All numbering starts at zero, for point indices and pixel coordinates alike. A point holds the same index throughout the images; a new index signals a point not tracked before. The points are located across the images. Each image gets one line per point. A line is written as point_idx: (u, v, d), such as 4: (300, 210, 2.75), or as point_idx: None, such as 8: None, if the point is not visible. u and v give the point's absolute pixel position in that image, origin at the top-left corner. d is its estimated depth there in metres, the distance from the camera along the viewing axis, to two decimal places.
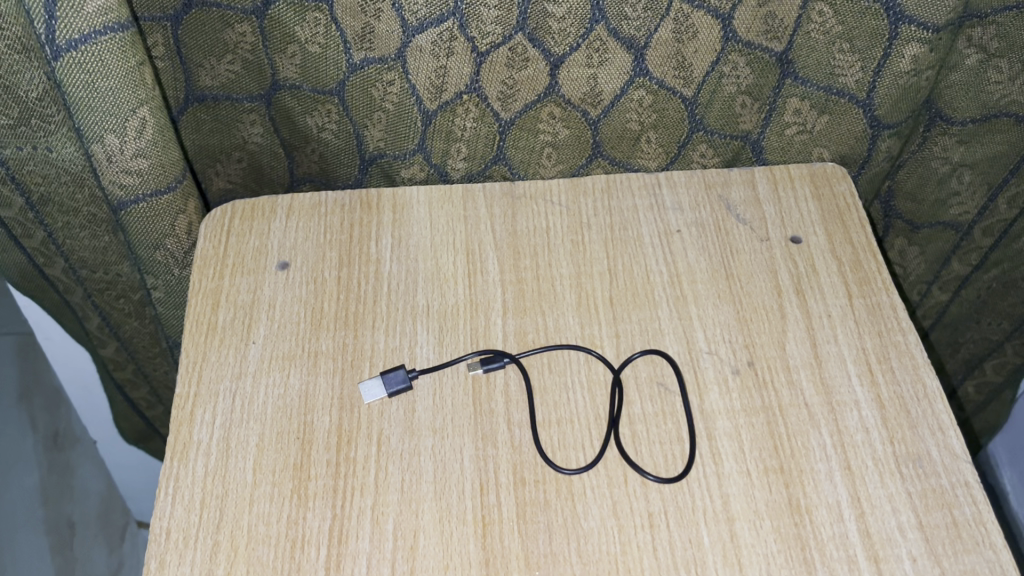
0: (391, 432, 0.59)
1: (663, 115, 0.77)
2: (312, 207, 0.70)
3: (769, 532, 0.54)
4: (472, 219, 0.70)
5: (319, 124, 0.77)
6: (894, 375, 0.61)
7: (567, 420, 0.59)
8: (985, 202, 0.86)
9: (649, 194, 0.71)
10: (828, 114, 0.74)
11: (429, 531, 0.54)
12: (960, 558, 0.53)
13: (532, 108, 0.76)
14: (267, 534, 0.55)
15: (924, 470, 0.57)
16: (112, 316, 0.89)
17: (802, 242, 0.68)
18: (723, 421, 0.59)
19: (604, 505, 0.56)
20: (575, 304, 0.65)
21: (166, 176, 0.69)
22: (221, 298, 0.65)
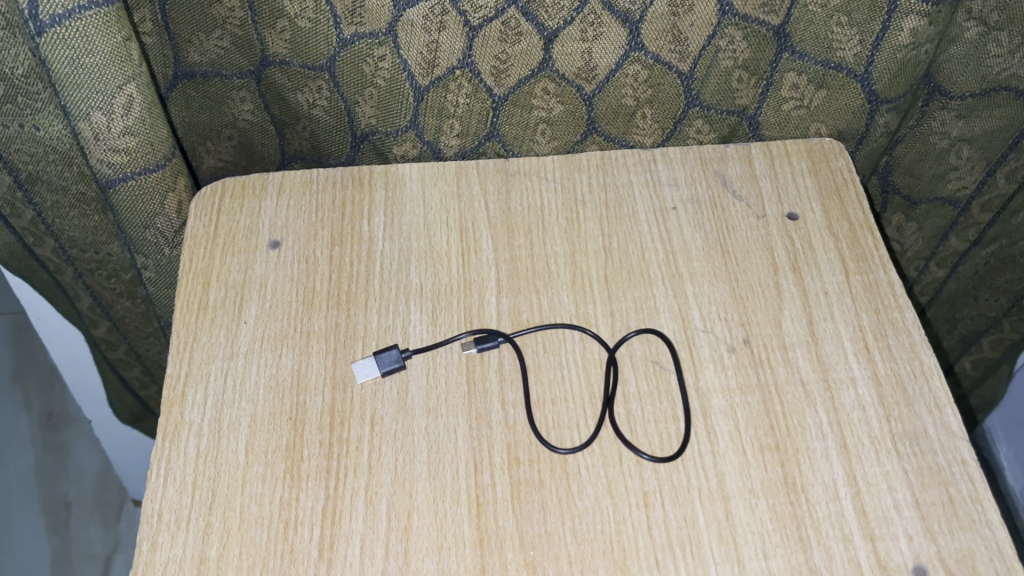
0: (384, 412, 0.58)
1: (659, 90, 0.75)
2: (303, 184, 0.69)
3: (764, 511, 0.54)
4: (466, 196, 0.69)
5: (309, 100, 0.76)
6: (891, 353, 0.61)
7: (561, 399, 0.59)
8: (984, 177, 0.85)
9: (645, 171, 0.70)
10: (826, 88, 0.73)
11: (423, 511, 0.54)
12: (956, 536, 0.53)
13: (526, 84, 0.74)
14: (260, 515, 0.54)
15: (921, 448, 0.56)
16: (103, 296, 0.89)
17: (798, 219, 0.68)
18: (718, 400, 0.59)
19: (598, 484, 0.55)
20: (569, 284, 0.65)
21: (155, 154, 0.67)
22: (211, 277, 0.64)
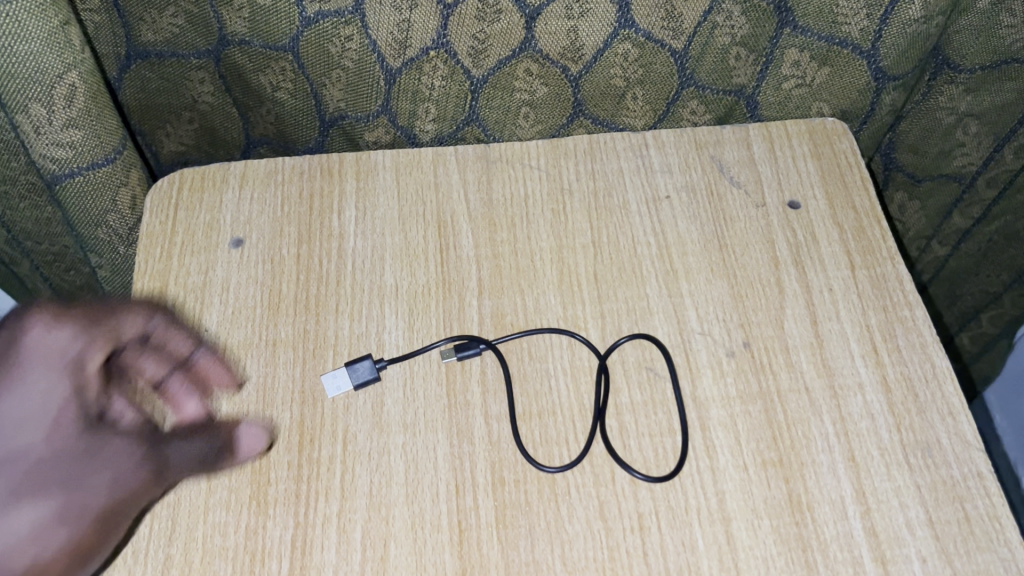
0: (358, 429, 0.54)
1: (650, 69, 0.70)
2: (267, 175, 0.64)
3: (768, 533, 0.50)
4: (443, 186, 0.64)
5: (273, 82, 0.71)
6: (900, 355, 0.57)
7: (549, 412, 0.55)
8: (991, 153, 0.80)
9: (635, 156, 0.66)
10: (829, 66, 0.68)
11: (401, 539, 0.50)
12: (973, 557, 0.50)
13: (506, 65, 0.69)
14: (224, 546, 0.50)
15: (934, 460, 0.53)
16: (63, 288, 0.84)
17: (800, 208, 0.63)
18: (716, 410, 0.55)
19: (590, 506, 0.51)
20: (556, 282, 0.60)
21: (103, 146, 0.61)
22: (169, 280, 0.60)
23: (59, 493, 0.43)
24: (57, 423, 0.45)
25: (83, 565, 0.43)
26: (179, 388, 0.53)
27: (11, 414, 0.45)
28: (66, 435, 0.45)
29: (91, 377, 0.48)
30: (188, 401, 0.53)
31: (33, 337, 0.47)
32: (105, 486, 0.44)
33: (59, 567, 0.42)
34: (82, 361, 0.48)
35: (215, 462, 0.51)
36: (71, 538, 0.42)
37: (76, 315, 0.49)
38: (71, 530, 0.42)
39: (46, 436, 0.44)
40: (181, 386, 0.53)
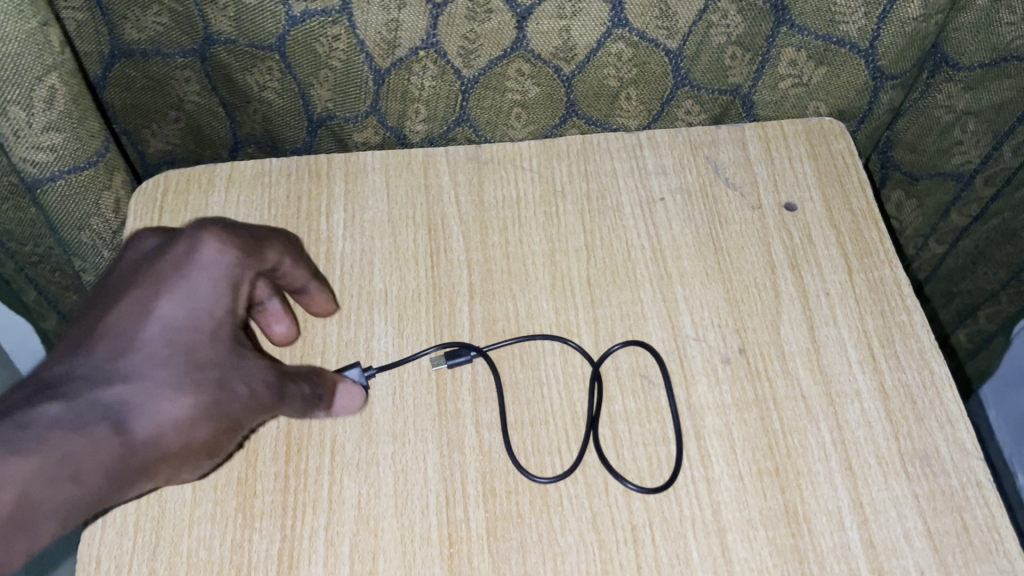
0: (346, 439, 0.53)
1: (644, 69, 0.69)
2: (253, 177, 0.63)
3: (763, 544, 0.50)
4: (434, 188, 0.63)
5: (260, 82, 0.69)
6: (898, 361, 0.56)
7: (542, 421, 0.54)
8: (989, 151, 0.79)
9: (629, 157, 0.64)
10: (826, 65, 0.67)
11: (390, 553, 0.49)
12: (971, 569, 0.49)
13: (497, 65, 0.68)
14: (209, 561, 0.49)
15: (933, 469, 0.52)
16: (49, 291, 0.82)
17: (796, 210, 0.62)
18: (711, 418, 0.54)
19: (582, 518, 0.50)
20: (549, 286, 0.59)
21: (85, 149, 0.60)
22: None
23: (205, 396, 0.45)
24: (214, 335, 0.47)
25: (213, 455, 0.47)
26: (276, 309, 0.55)
27: (181, 313, 0.46)
28: (217, 346, 0.47)
29: (237, 302, 0.49)
30: (279, 321, 0.55)
31: (204, 251, 0.48)
32: (242, 398, 0.47)
33: (195, 455, 0.46)
34: (236, 283, 0.49)
35: (314, 410, 0.51)
36: (209, 436, 0.46)
37: (237, 236, 0.50)
38: (210, 429, 0.46)
39: (206, 343, 0.46)
40: (280, 307, 0.55)
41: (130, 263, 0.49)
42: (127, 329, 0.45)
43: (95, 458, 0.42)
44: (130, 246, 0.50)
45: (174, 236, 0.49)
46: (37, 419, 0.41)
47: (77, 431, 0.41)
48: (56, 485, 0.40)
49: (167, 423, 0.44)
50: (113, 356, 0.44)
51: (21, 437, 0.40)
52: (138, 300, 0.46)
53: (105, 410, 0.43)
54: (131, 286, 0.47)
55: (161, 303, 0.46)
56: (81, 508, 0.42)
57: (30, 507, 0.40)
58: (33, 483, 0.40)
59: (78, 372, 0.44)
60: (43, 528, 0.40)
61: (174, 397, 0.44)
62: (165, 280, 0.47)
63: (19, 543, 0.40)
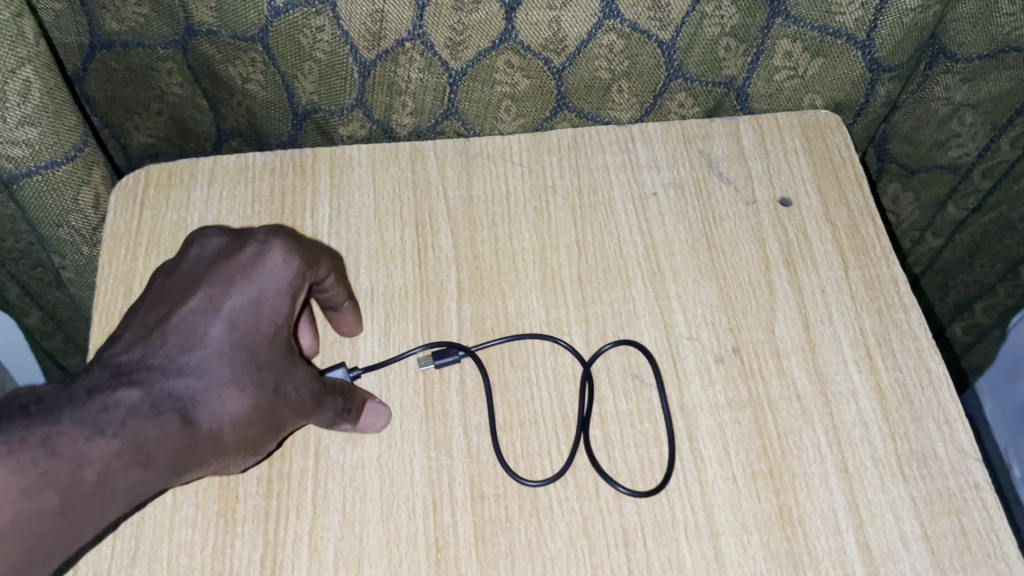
0: (330, 442, 0.52)
1: (637, 61, 0.67)
2: (236, 172, 0.61)
3: (757, 549, 0.49)
4: (422, 183, 0.61)
5: (243, 74, 0.68)
6: (895, 360, 0.55)
7: (531, 422, 0.53)
8: (987, 143, 0.78)
9: (621, 150, 0.63)
10: (822, 56, 0.65)
11: (375, 559, 0.48)
12: (969, 573, 0.48)
13: (486, 56, 0.66)
14: (190, 567, 0.48)
15: (930, 471, 0.51)
16: (31, 286, 0.79)
17: (792, 205, 0.61)
18: (705, 419, 0.53)
19: (572, 522, 0.49)
20: (539, 284, 0.58)
21: (62, 145, 0.58)
22: (134, 283, 0.57)
23: (262, 397, 0.46)
24: (273, 339, 0.47)
25: (260, 452, 0.48)
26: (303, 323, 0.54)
27: (247, 314, 0.47)
28: (276, 350, 0.47)
29: (295, 309, 0.49)
30: (304, 333, 0.54)
31: (270, 259, 0.48)
32: (292, 402, 0.47)
33: (242, 449, 0.46)
34: (296, 291, 0.49)
35: (339, 423, 0.50)
36: (262, 434, 0.47)
37: (303, 244, 0.50)
38: (263, 428, 0.46)
39: (266, 347, 0.47)
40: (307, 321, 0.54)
41: (195, 258, 0.49)
42: (194, 325, 0.46)
43: (166, 445, 0.43)
44: (194, 240, 0.50)
45: (243, 237, 0.49)
46: (116, 405, 0.42)
47: (152, 419, 0.42)
48: (129, 469, 0.41)
49: (227, 421, 0.45)
50: (184, 348, 0.45)
51: (103, 420, 0.41)
52: (208, 298, 0.47)
53: (176, 401, 0.44)
54: (200, 283, 0.47)
55: (229, 302, 0.47)
56: (144, 492, 0.42)
57: (108, 486, 0.41)
58: (111, 465, 0.41)
59: (151, 360, 0.44)
60: (112, 508, 0.41)
61: (237, 396, 0.45)
62: (233, 281, 0.47)
63: (91, 522, 0.41)
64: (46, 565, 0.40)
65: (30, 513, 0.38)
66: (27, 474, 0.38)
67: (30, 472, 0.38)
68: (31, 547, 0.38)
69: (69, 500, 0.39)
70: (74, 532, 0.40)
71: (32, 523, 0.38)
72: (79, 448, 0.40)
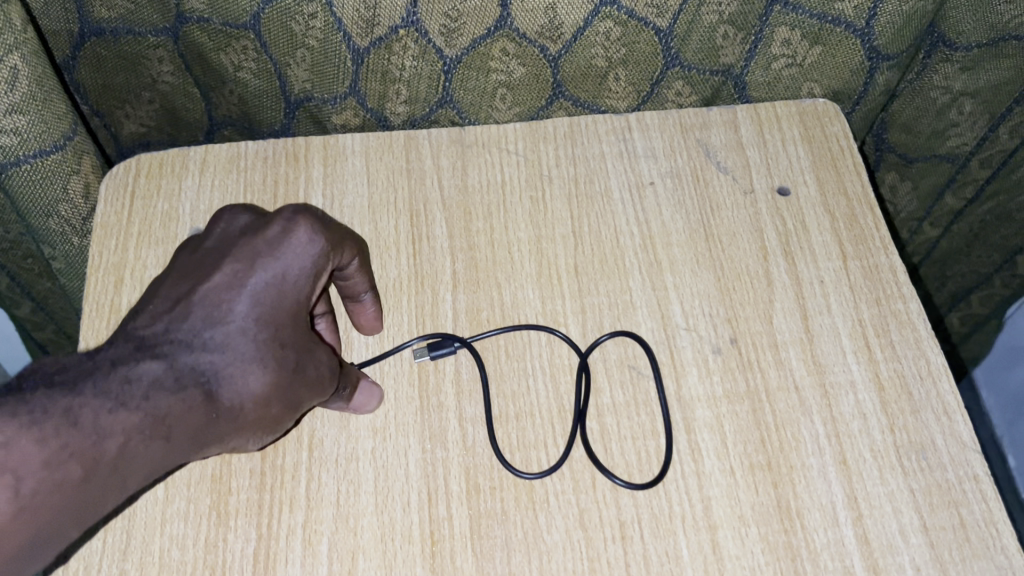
0: (324, 434, 0.51)
1: (634, 49, 0.66)
2: (228, 161, 0.60)
3: (755, 542, 0.48)
4: (416, 172, 0.61)
5: (234, 62, 0.67)
6: (894, 351, 0.54)
7: (527, 414, 0.52)
8: (985, 132, 0.78)
9: (618, 140, 0.62)
10: (820, 45, 0.65)
11: (370, 552, 0.48)
12: (969, 565, 0.47)
13: (481, 44, 0.65)
14: (182, 561, 0.47)
15: (929, 463, 0.50)
16: (21, 277, 0.77)
17: (790, 194, 0.60)
18: (702, 411, 0.52)
19: (569, 515, 0.49)
20: (535, 275, 0.57)
21: (51, 133, 0.58)
22: (125, 273, 0.56)
23: (283, 375, 0.46)
24: (295, 318, 0.47)
25: (277, 431, 0.48)
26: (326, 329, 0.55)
27: (270, 291, 0.46)
28: (297, 328, 0.47)
29: (316, 289, 0.48)
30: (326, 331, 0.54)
31: (295, 238, 0.48)
32: (309, 381, 0.47)
33: (262, 426, 0.46)
34: (319, 271, 0.48)
35: (332, 401, 0.50)
36: (281, 413, 0.46)
37: (327, 225, 0.49)
38: (283, 406, 0.46)
39: (288, 323, 0.47)
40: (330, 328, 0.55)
41: (221, 235, 0.49)
42: (218, 298, 0.46)
43: (185, 419, 0.42)
44: (222, 216, 0.50)
45: (270, 215, 0.49)
46: (138, 377, 0.42)
47: (175, 393, 0.43)
48: (152, 443, 0.41)
49: (249, 398, 0.45)
50: (207, 324, 0.45)
51: (124, 392, 0.41)
52: (232, 273, 0.46)
53: (198, 376, 0.44)
54: (226, 258, 0.47)
55: (252, 279, 0.46)
56: (162, 466, 0.42)
57: (128, 458, 0.40)
58: (132, 437, 0.40)
59: (174, 335, 0.45)
60: (129, 482, 0.41)
61: (259, 372, 0.45)
62: (257, 258, 0.47)
63: (110, 496, 0.40)
64: (65, 540, 0.39)
65: (54, 483, 0.37)
66: (50, 445, 0.37)
67: (52, 443, 0.37)
68: (54, 519, 0.37)
69: (90, 471, 0.39)
70: (94, 505, 0.39)
71: (56, 493, 0.37)
72: (100, 421, 0.39)
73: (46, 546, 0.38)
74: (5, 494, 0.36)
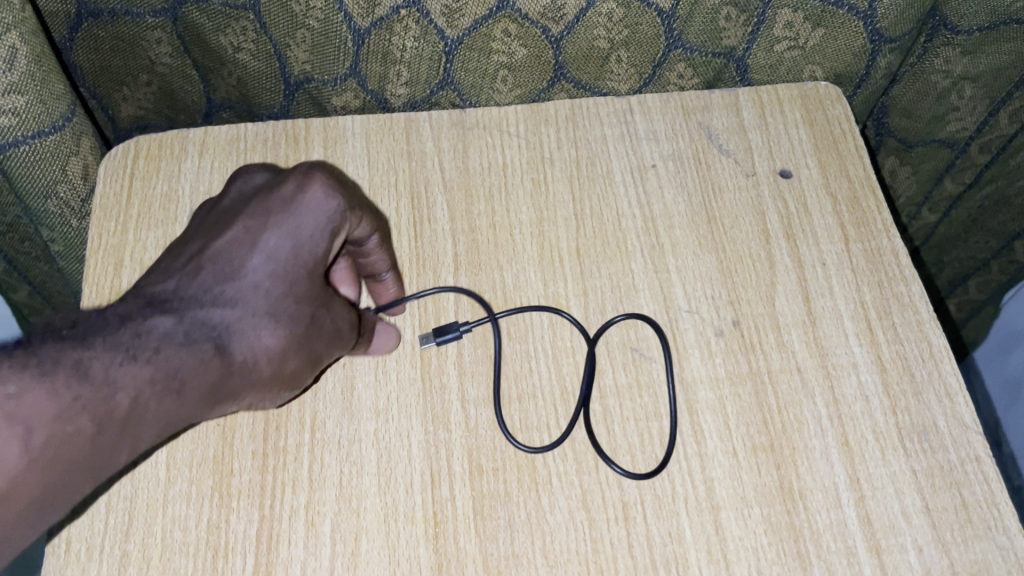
0: (327, 416, 0.51)
1: (636, 30, 0.66)
2: (228, 143, 0.60)
3: (758, 522, 0.48)
4: (417, 154, 0.60)
5: (233, 44, 0.67)
6: (896, 333, 0.54)
7: (530, 396, 0.52)
8: (986, 117, 0.78)
9: (620, 122, 0.62)
10: (823, 27, 0.64)
11: (373, 533, 0.47)
12: (970, 546, 0.47)
13: (482, 25, 0.65)
14: (185, 542, 0.47)
15: (931, 445, 0.50)
16: (19, 261, 0.77)
17: (792, 177, 0.60)
18: (704, 393, 0.52)
19: (572, 496, 0.49)
20: (537, 257, 0.57)
21: (50, 113, 0.57)
22: (125, 256, 0.56)
23: (298, 329, 0.47)
24: (311, 272, 0.47)
25: (296, 388, 0.48)
26: (343, 271, 0.54)
27: (285, 248, 0.47)
28: (313, 282, 0.47)
29: (333, 248, 0.49)
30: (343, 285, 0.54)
31: (311, 193, 0.48)
32: (327, 333, 0.48)
33: (279, 385, 0.47)
34: (337, 230, 0.48)
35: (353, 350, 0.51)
36: (299, 367, 0.47)
37: (344, 184, 0.49)
38: (300, 360, 0.47)
39: (304, 278, 0.47)
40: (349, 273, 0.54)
41: (239, 194, 0.50)
42: (232, 256, 0.46)
43: (198, 375, 0.43)
44: (238, 177, 0.51)
45: (286, 173, 0.50)
46: (149, 331, 0.42)
47: (185, 346, 0.43)
48: (163, 396, 0.41)
49: (263, 352, 0.45)
50: (220, 280, 0.46)
51: (135, 345, 0.41)
52: (246, 230, 0.47)
53: (210, 330, 0.44)
54: (240, 216, 0.48)
55: (266, 235, 0.47)
56: (175, 423, 0.42)
57: (140, 413, 0.40)
58: (144, 389, 0.40)
59: (184, 292, 0.45)
60: (141, 438, 0.41)
61: (272, 327, 0.45)
62: (271, 214, 0.48)
63: (123, 449, 0.40)
64: (78, 495, 0.39)
65: (65, 435, 0.37)
66: (63, 398, 0.37)
67: (62, 394, 0.37)
68: (67, 471, 0.37)
69: (102, 424, 0.38)
70: (108, 458, 0.39)
71: (69, 446, 0.37)
72: (112, 373, 0.39)
73: (60, 499, 0.38)
74: (16, 445, 0.35)
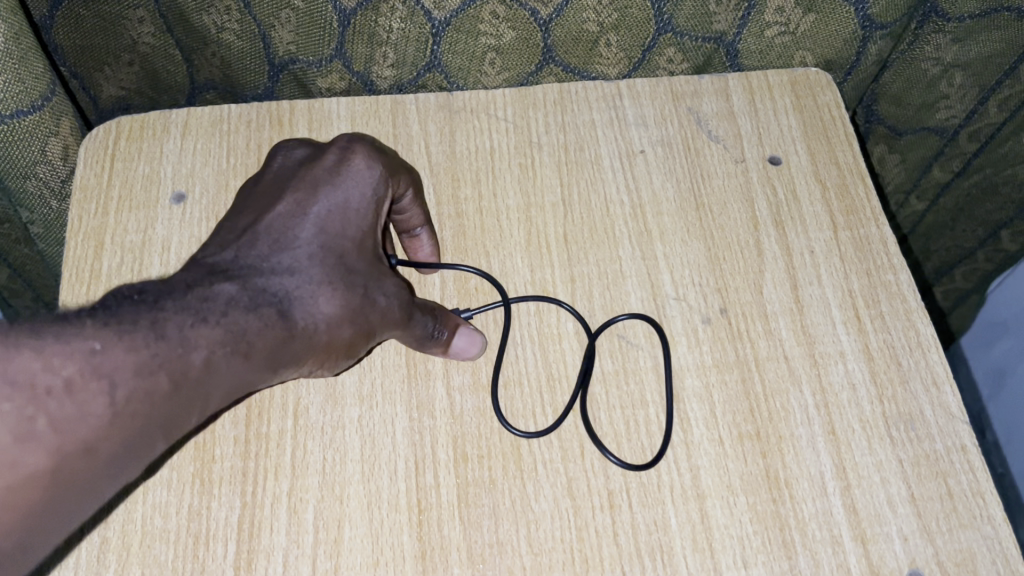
0: (310, 402, 0.50)
1: (626, 14, 0.65)
2: (211, 125, 0.59)
3: (744, 511, 0.48)
4: (403, 137, 0.60)
5: (217, 23, 0.66)
6: (883, 322, 0.54)
7: (516, 382, 0.52)
8: (975, 105, 0.77)
9: (609, 106, 0.62)
10: (814, 12, 0.65)
11: (355, 521, 0.47)
12: (955, 535, 0.47)
13: (471, 6, 0.64)
14: (165, 529, 0.47)
15: (917, 434, 0.50)
16: None
17: (781, 163, 0.60)
18: (691, 380, 0.52)
19: (557, 484, 0.49)
20: (524, 243, 0.56)
21: (28, 93, 0.56)
22: (105, 239, 0.55)
23: (354, 298, 0.47)
24: (360, 246, 0.48)
25: (352, 357, 0.48)
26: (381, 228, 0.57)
27: (333, 217, 0.48)
28: (363, 256, 0.48)
29: (380, 222, 0.50)
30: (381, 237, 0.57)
31: (353, 165, 0.49)
32: (381, 308, 0.48)
33: (334, 354, 0.47)
34: (380, 201, 0.50)
35: (431, 347, 0.50)
36: (353, 338, 0.47)
37: (383, 154, 0.51)
38: (354, 329, 0.47)
39: (355, 253, 0.48)
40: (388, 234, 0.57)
41: (281, 166, 0.51)
42: (286, 225, 0.47)
43: (264, 337, 0.43)
44: (279, 151, 0.52)
45: (326, 145, 0.51)
46: (216, 295, 0.42)
47: (251, 311, 0.43)
48: (234, 359, 0.41)
49: (322, 319, 0.45)
50: (274, 248, 0.46)
51: (205, 308, 0.41)
52: (296, 202, 0.48)
53: (271, 296, 0.44)
54: (286, 190, 0.48)
55: (316, 205, 0.48)
56: (243, 385, 0.43)
57: (212, 374, 0.40)
58: (216, 351, 0.41)
59: (243, 261, 0.45)
60: (212, 399, 0.41)
61: (329, 293, 0.46)
62: (319, 185, 0.48)
63: (194, 410, 0.40)
64: (152, 451, 0.39)
65: (146, 391, 0.38)
66: (142, 354, 0.38)
67: (143, 351, 0.38)
68: (146, 427, 0.38)
69: (178, 382, 0.39)
70: (180, 417, 0.40)
71: (147, 403, 0.38)
72: (186, 333, 0.40)
73: (137, 452, 0.38)
74: (102, 400, 0.36)
